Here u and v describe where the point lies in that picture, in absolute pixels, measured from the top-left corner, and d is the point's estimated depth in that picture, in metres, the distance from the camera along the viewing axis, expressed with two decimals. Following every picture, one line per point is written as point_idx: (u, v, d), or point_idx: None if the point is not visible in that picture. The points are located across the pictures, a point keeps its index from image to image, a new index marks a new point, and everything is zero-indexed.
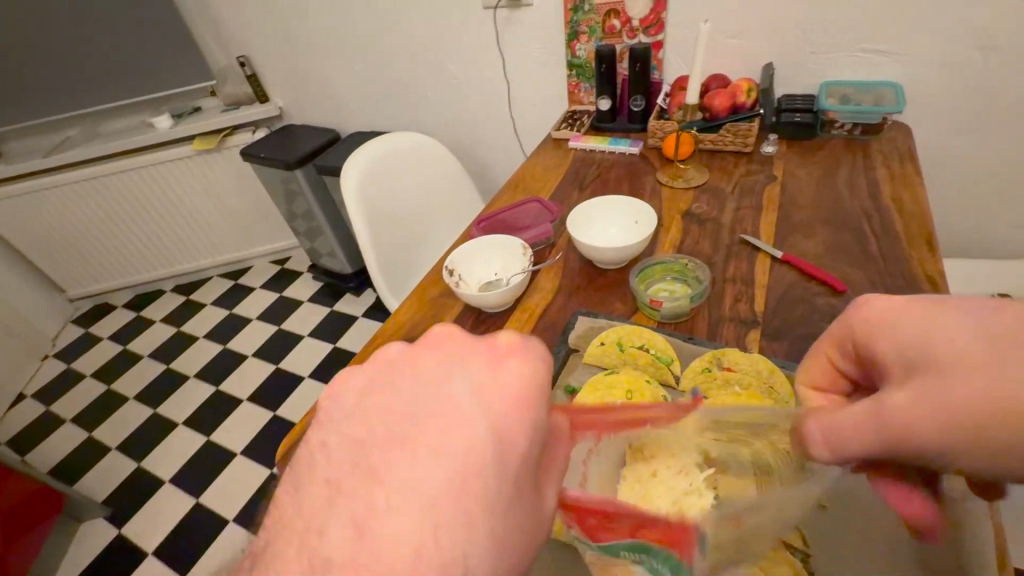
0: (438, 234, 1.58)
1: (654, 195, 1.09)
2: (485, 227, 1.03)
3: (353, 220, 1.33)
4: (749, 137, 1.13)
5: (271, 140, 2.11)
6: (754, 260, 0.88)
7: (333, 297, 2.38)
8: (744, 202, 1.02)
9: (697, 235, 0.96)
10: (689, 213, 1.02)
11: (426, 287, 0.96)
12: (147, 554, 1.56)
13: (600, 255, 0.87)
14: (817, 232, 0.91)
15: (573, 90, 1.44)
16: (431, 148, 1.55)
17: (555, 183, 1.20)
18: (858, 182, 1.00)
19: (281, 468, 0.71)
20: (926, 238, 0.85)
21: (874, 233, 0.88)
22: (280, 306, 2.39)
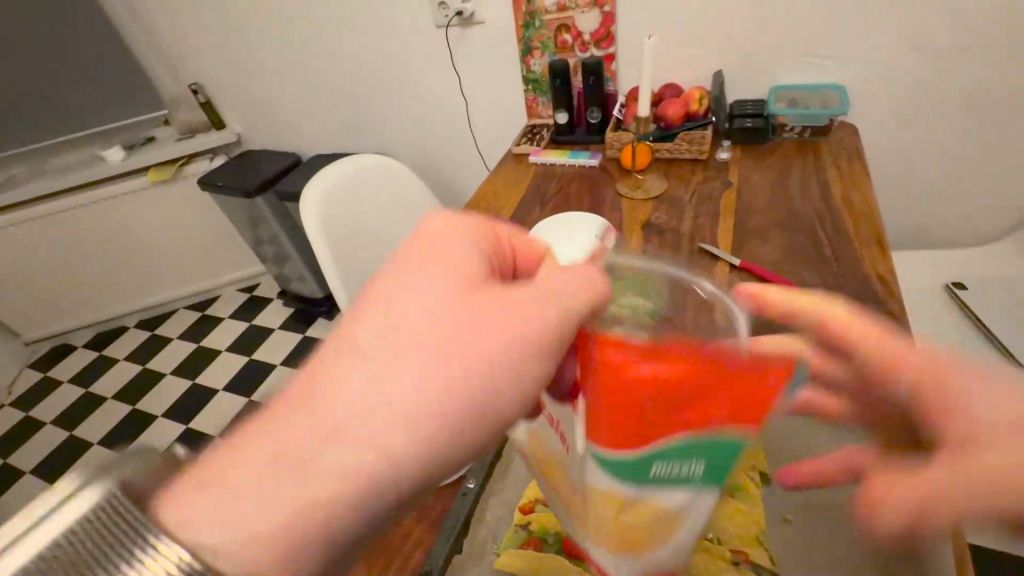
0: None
1: (614, 207, 1.09)
2: None
3: (316, 247, 1.30)
4: (703, 145, 1.14)
5: (229, 167, 2.05)
6: (713, 269, 0.88)
7: (305, 323, 2.31)
8: (701, 210, 1.02)
9: (657, 246, 0.96)
10: (650, 223, 1.02)
11: None
12: None
13: None
14: (773, 237, 0.92)
15: (531, 104, 1.45)
16: (392, 168, 1.54)
17: (517, 199, 1.19)
18: (810, 184, 1.02)
19: None
20: (877, 237, 0.87)
21: (827, 234, 0.90)
22: (250, 335, 2.32)
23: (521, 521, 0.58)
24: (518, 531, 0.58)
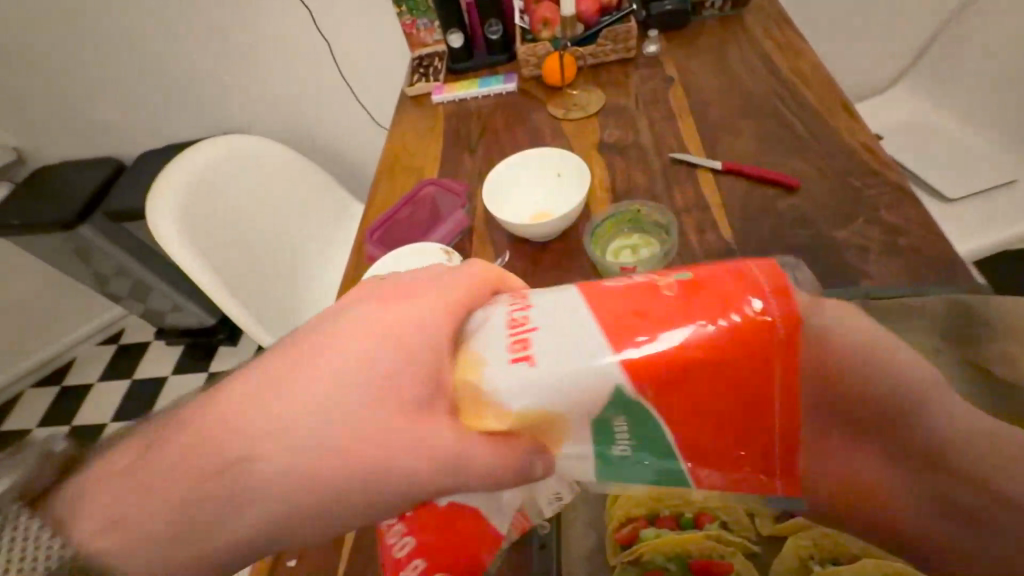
0: (309, 247, 1.24)
1: (557, 133, 0.93)
2: (382, 236, 0.79)
3: (183, 265, 0.97)
4: (630, 40, 0.99)
5: (21, 197, 1.52)
6: (694, 180, 0.77)
7: (206, 354, 1.89)
8: (654, 114, 0.90)
9: (624, 167, 0.82)
10: (603, 144, 0.88)
11: None
12: None
13: (538, 231, 0.71)
14: (741, 127, 0.83)
15: (410, 30, 1.16)
16: (244, 143, 1.18)
17: (438, 151, 0.96)
18: (754, 60, 0.93)
19: None
20: (842, 105, 0.81)
21: (795, 111, 0.82)
22: (135, 394, 1.85)
23: (630, 555, 0.45)
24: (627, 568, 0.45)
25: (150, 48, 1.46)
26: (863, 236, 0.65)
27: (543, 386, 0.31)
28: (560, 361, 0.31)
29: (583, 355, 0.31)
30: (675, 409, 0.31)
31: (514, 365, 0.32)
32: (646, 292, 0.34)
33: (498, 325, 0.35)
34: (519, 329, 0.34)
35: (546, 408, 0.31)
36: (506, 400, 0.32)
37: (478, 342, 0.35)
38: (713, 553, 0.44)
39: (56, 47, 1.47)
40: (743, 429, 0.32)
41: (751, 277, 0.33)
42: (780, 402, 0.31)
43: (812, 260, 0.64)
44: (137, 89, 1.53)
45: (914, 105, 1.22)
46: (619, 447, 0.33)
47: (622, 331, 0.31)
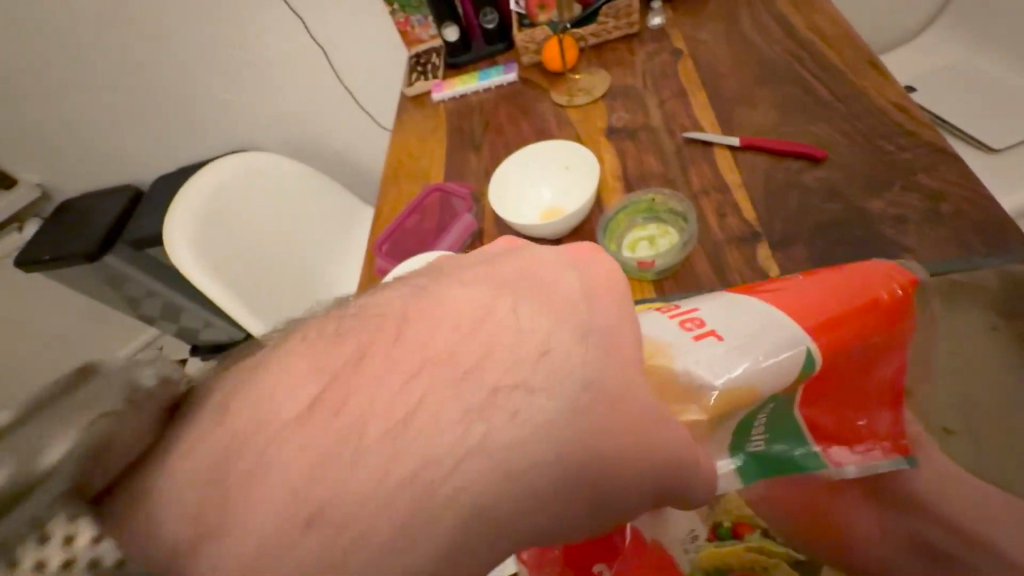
0: (323, 253, 1.24)
1: (562, 122, 0.89)
2: (389, 248, 0.77)
3: (200, 283, 0.99)
4: (632, 14, 0.94)
5: (49, 232, 1.57)
6: (711, 159, 0.73)
7: None
8: (663, 91, 0.85)
9: (636, 152, 0.78)
10: (611, 129, 0.84)
11: None
12: None
13: (545, 229, 0.69)
14: (758, 97, 0.77)
15: (404, 28, 1.13)
16: (248, 161, 1.16)
17: (442, 152, 0.94)
18: (767, 22, 0.87)
19: None
20: (870, 62, 0.74)
21: (816, 73, 0.76)
22: None
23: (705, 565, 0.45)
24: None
25: (153, 73, 1.48)
26: (903, 205, 0.60)
27: (729, 359, 0.37)
28: (743, 339, 0.38)
29: (767, 332, 0.38)
30: (821, 378, 0.40)
31: (703, 343, 0.38)
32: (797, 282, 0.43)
33: (663, 315, 0.41)
34: (688, 318, 0.40)
35: (736, 388, 0.36)
36: (701, 380, 0.36)
37: (660, 335, 0.39)
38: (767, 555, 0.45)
39: (66, 82, 1.50)
40: (878, 394, 0.42)
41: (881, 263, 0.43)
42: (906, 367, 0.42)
43: (847, 236, 0.59)
44: (147, 115, 1.56)
45: (948, 50, 1.12)
46: (757, 442, 0.41)
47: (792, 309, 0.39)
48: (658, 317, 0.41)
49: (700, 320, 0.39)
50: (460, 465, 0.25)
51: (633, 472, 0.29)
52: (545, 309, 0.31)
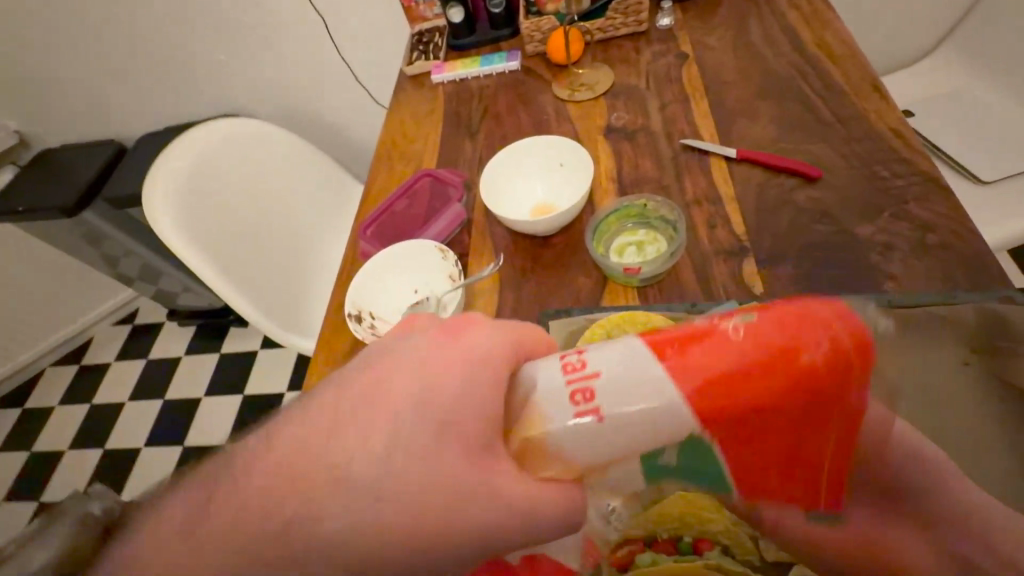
0: (310, 230, 1.21)
1: (562, 116, 0.87)
2: (375, 231, 0.76)
3: (182, 256, 0.95)
4: (641, 12, 0.92)
5: (25, 182, 1.51)
6: (706, 168, 0.72)
7: (219, 337, 1.91)
8: (666, 95, 0.84)
9: (633, 155, 0.77)
10: (610, 129, 0.82)
11: (330, 346, 0.69)
12: None
13: (535, 227, 0.68)
14: (760, 109, 0.77)
15: (408, 3, 1.10)
16: (230, 128, 1.12)
17: (437, 137, 0.91)
18: (776, 33, 0.86)
19: None
20: (873, 84, 0.74)
21: (819, 91, 0.76)
22: (154, 372, 1.89)
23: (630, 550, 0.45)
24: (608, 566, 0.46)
25: (144, 26, 1.42)
26: (890, 232, 0.60)
27: (615, 437, 0.33)
28: (636, 411, 0.32)
29: (641, 392, 0.33)
30: (742, 443, 0.35)
31: (579, 418, 0.33)
32: (710, 331, 0.34)
33: (558, 368, 0.35)
34: (579, 376, 0.34)
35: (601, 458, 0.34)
36: (564, 449, 0.33)
37: (543, 391, 0.35)
38: None
39: (52, 28, 1.43)
40: (785, 460, 0.36)
41: (809, 305, 0.35)
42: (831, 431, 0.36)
43: (832, 258, 0.60)
44: (135, 69, 1.51)
45: (950, 79, 1.13)
46: (669, 458, 0.35)
47: (689, 371, 0.33)
48: (549, 363, 0.36)
49: (586, 390, 0.33)
50: (322, 508, 0.30)
51: (474, 532, 0.32)
52: (402, 391, 0.34)
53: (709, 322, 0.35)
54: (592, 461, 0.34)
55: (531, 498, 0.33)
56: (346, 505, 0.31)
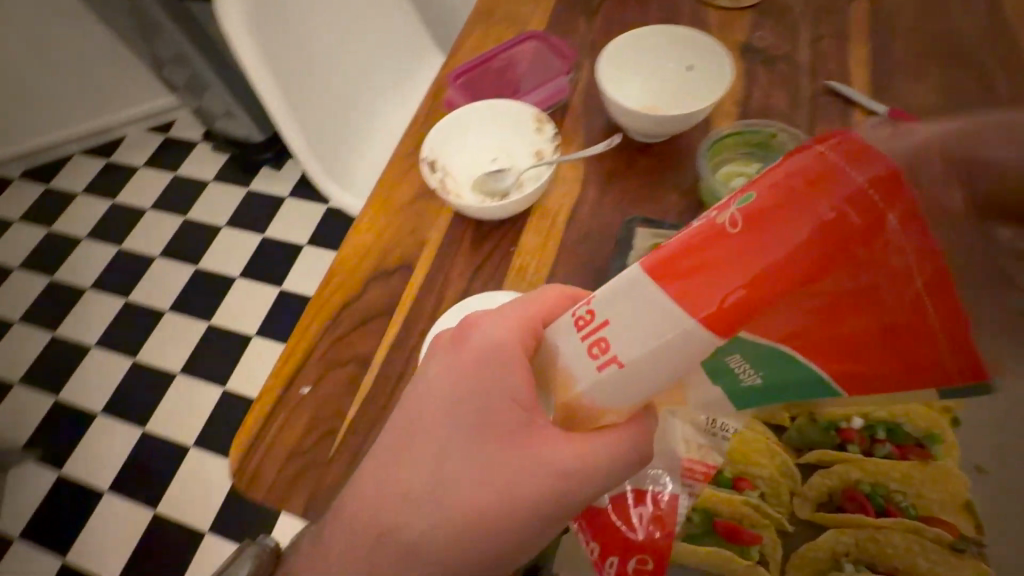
0: (370, 79, 1.09)
1: (697, 19, 0.76)
2: (464, 83, 0.69)
3: (235, 44, 0.82)
4: None
5: None
6: (847, 119, 0.63)
7: (250, 173, 1.87)
8: (823, 26, 0.72)
9: (767, 82, 0.68)
10: (748, 47, 0.72)
11: (391, 189, 0.66)
12: (103, 492, 1.39)
13: (645, 125, 0.61)
14: (927, 72, 0.66)
15: None
16: None
17: (549, 4, 0.80)
18: None
19: (237, 477, 0.50)
20: None
21: (1002, 70, 0.65)
22: (180, 189, 1.87)
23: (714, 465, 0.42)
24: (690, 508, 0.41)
25: None
26: None
27: (653, 378, 0.27)
28: (654, 354, 0.26)
29: (653, 325, 0.26)
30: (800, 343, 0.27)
31: (603, 373, 0.28)
32: (703, 238, 0.25)
33: (572, 327, 0.30)
34: (590, 329, 0.29)
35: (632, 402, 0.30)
36: (602, 400, 0.29)
37: (564, 350, 0.31)
38: (745, 521, 0.41)
39: None
40: (872, 361, 0.27)
41: (803, 166, 0.23)
42: (926, 338, 0.25)
43: None
44: None
45: None
46: (749, 377, 0.30)
47: (691, 292, 0.25)
48: (568, 322, 0.31)
49: (599, 337, 0.28)
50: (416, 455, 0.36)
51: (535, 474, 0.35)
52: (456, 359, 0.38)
53: (698, 226, 0.25)
54: (637, 406, 0.30)
55: (590, 453, 0.34)
56: (437, 457, 0.36)
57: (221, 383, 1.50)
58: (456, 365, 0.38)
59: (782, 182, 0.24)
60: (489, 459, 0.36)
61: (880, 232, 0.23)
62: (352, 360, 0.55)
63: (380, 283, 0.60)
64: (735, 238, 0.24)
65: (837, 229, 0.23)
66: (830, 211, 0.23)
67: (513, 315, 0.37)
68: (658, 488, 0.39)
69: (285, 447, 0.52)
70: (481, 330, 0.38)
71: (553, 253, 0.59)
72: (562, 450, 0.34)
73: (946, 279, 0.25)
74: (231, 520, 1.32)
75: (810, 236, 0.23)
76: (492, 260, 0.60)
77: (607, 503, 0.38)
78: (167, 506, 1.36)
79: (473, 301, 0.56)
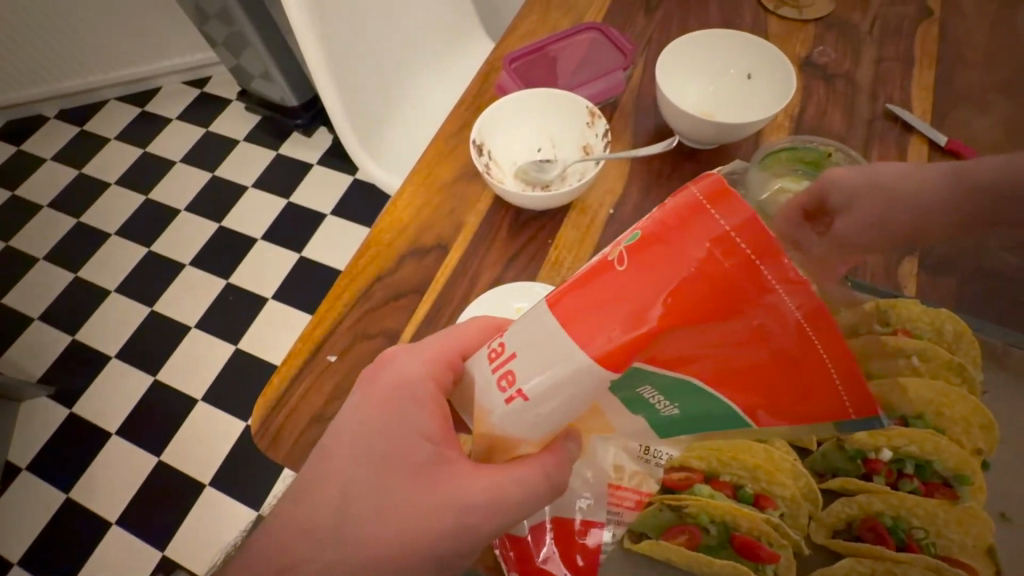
0: (410, 53, 1.06)
1: (757, 27, 0.74)
2: (519, 68, 0.68)
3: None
4: None
5: None
6: (903, 146, 0.62)
7: (280, 136, 1.87)
8: (887, 48, 0.70)
9: (824, 99, 0.66)
10: (808, 61, 0.70)
11: (433, 167, 0.65)
12: (111, 435, 1.43)
13: (699, 131, 0.60)
14: (989, 106, 0.65)
15: None
16: None
17: None
18: None
19: (258, 439, 0.51)
20: None
21: None
22: (210, 145, 1.88)
23: (670, 499, 0.41)
24: (642, 538, 0.41)
25: None
26: None
27: (557, 409, 0.27)
28: (555, 389, 0.26)
29: (549, 361, 0.25)
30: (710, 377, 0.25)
31: (511, 406, 0.28)
32: (592, 273, 0.25)
33: (485, 358, 0.30)
34: (500, 361, 0.28)
35: (547, 429, 0.29)
36: (512, 430, 0.29)
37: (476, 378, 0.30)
38: (763, 538, 0.40)
39: None
40: (779, 395, 0.25)
41: (676, 208, 0.23)
42: (821, 383, 0.24)
43: (995, 294, 0.53)
44: None
45: None
46: (666, 411, 0.29)
47: (582, 326, 0.24)
48: (481, 356, 0.31)
49: (505, 368, 0.28)
50: (352, 463, 0.37)
51: (459, 484, 0.35)
52: (387, 381, 0.40)
53: (590, 262, 0.25)
54: (551, 434, 0.30)
55: (497, 485, 0.34)
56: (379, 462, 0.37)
57: (234, 342, 1.52)
58: (390, 385, 0.39)
59: (662, 222, 0.23)
60: (397, 488, 0.36)
61: (758, 276, 0.22)
62: (380, 334, 0.56)
63: (414, 260, 0.60)
64: (621, 276, 0.24)
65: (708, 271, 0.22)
66: (703, 251, 0.22)
67: (433, 349, 0.38)
68: (590, 513, 0.40)
69: (305, 413, 0.52)
70: (406, 358, 0.40)
71: (590, 249, 0.59)
72: (467, 487, 0.35)
73: (832, 319, 0.22)
74: (233, 476, 1.35)
75: (681, 279, 0.22)
76: (528, 250, 0.60)
77: (525, 530, 0.40)
78: (171, 456, 1.38)
79: (508, 290, 0.56)
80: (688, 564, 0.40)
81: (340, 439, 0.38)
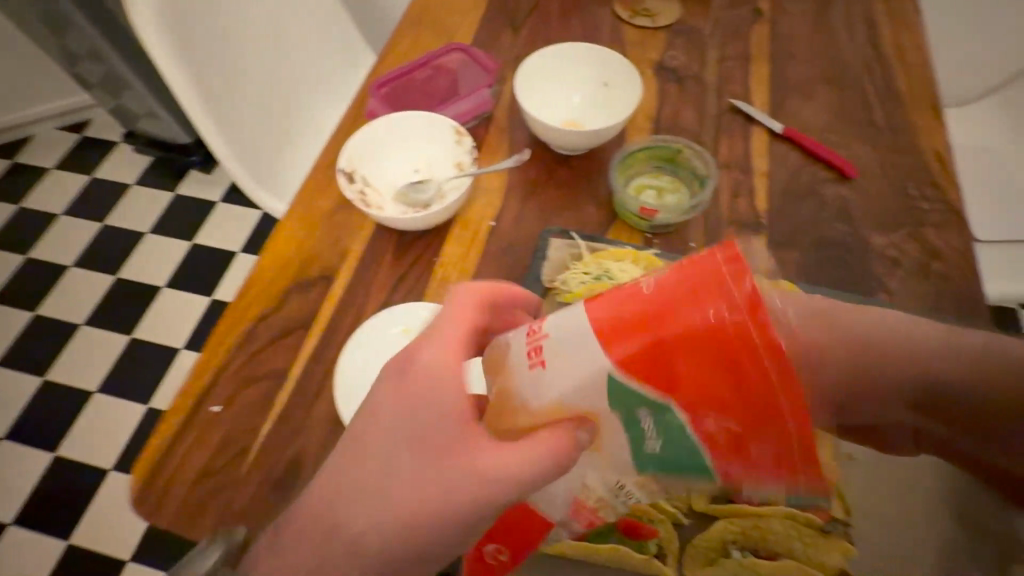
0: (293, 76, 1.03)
1: (615, 37, 0.79)
2: (387, 94, 0.69)
3: (135, 24, 0.75)
4: None
5: None
6: (748, 137, 0.68)
7: (176, 176, 1.77)
8: (728, 48, 0.77)
9: (677, 100, 0.72)
10: (662, 66, 0.76)
11: (312, 199, 0.64)
12: (7, 525, 1.28)
13: (563, 138, 0.63)
14: (815, 94, 0.73)
15: None
16: None
17: (477, 15, 0.81)
18: (857, 21, 0.80)
19: (140, 509, 0.47)
20: (932, 102, 0.71)
21: (879, 95, 0.72)
22: (97, 193, 1.74)
23: None
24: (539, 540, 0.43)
25: None
26: (902, 251, 0.60)
27: (566, 392, 0.32)
28: (572, 375, 0.32)
29: (585, 347, 0.31)
30: (675, 393, 0.31)
31: (533, 372, 0.33)
32: (622, 292, 0.32)
33: (524, 333, 0.35)
34: (535, 338, 0.33)
35: (563, 411, 0.33)
36: (534, 406, 0.33)
37: (507, 355, 0.35)
38: (644, 516, 0.43)
39: None
40: (737, 423, 0.31)
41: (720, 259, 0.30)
42: (778, 419, 0.31)
43: (833, 259, 0.60)
44: None
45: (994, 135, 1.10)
46: (652, 441, 0.32)
47: (609, 324, 0.31)
48: (526, 338, 0.35)
49: (539, 344, 0.33)
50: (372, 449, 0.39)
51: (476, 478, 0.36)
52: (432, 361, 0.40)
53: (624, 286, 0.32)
54: (557, 417, 0.33)
55: (508, 473, 0.35)
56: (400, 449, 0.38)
57: (145, 400, 1.41)
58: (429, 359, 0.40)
59: (694, 265, 0.31)
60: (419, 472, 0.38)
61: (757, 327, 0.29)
62: (268, 376, 0.54)
63: (298, 296, 0.59)
64: (647, 295, 0.31)
65: (713, 319, 0.29)
66: (715, 302, 0.29)
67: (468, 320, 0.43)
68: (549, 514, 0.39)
69: (191, 473, 0.49)
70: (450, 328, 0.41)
71: (474, 262, 0.60)
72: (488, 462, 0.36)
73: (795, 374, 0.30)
74: (157, 545, 1.24)
75: (693, 306, 0.30)
76: (415, 271, 0.60)
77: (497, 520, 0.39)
78: (83, 536, 1.26)
79: (394, 313, 0.56)
80: (580, 553, 0.42)
81: (369, 424, 0.40)
